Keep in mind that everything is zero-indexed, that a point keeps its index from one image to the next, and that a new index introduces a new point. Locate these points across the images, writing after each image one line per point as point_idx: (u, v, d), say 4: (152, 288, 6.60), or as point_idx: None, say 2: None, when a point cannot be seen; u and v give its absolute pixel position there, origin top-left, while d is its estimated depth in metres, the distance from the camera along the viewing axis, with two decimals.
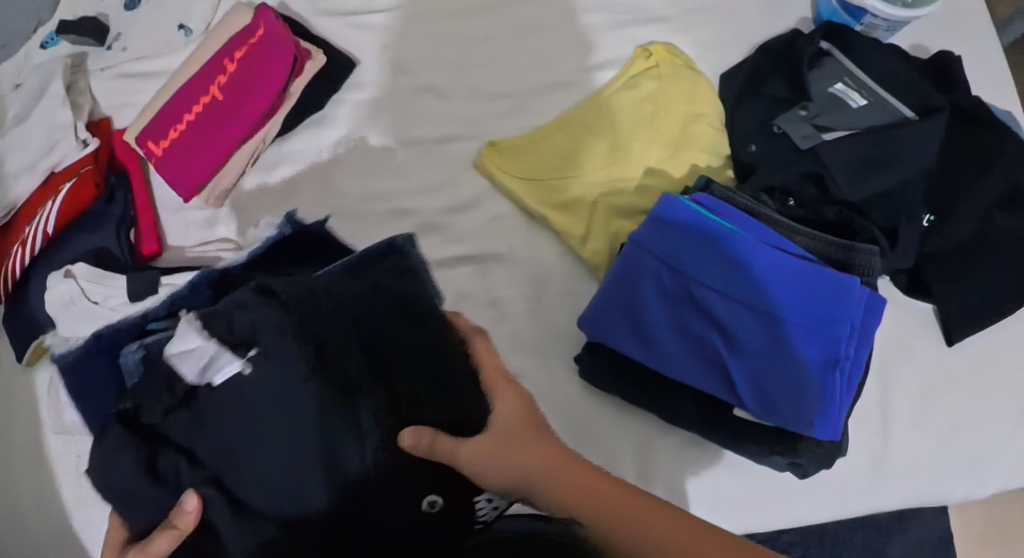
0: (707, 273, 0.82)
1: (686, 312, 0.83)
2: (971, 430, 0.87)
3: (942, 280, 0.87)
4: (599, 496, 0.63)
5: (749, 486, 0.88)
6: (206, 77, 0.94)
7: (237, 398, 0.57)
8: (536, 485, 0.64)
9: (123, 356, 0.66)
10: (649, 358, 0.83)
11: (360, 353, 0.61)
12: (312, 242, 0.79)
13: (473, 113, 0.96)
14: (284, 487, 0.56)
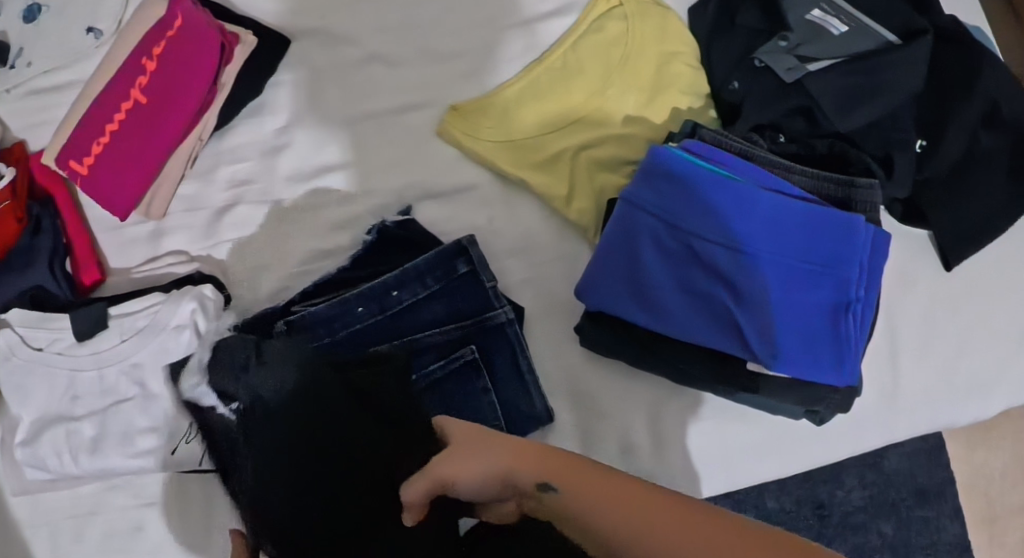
0: (705, 221, 0.77)
1: (686, 267, 0.78)
2: (976, 350, 0.86)
3: (936, 205, 0.85)
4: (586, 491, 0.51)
5: (769, 436, 0.84)
6: (124, 78, 0.82)
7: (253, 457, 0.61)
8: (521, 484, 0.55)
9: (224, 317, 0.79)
10: (653, 320, 0.78)
11: (429, 342, 0.78)
12: (399, 245, 0.83)
13: (429, 77, 0.88)
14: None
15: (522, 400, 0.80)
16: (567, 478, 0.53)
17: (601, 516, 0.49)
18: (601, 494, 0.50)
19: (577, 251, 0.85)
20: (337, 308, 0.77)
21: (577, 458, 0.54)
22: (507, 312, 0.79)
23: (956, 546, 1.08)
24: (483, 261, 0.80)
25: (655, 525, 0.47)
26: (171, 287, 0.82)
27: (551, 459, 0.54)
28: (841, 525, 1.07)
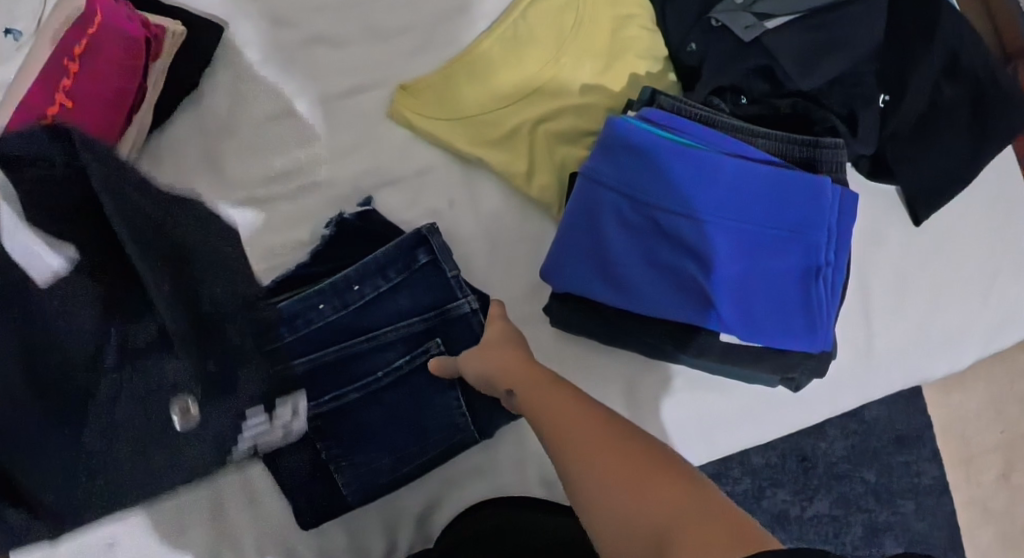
0: (669, 193, 0.74)
1: (652, 241, 0.75)
2: (948, 300, 0.86)
3: (905, 160, 0.83)
4: (551, 398, 0.58)
5: (746, 404, 0.83)
6: (44, 80, 0.71)
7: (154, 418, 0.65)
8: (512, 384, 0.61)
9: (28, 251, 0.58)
10: (622, 296, 0.75)
11: (395, 336, 0.76)
12: (363, 238, 0.79)
13: (376, 55, 0.84)
14: (331, 425, 0.74)
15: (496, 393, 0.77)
16: (535, 393, 0.59)
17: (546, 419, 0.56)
18: (558, 411, 0.56)
19: (541, 229, 0.83)
20: (296, 307, 0.73)
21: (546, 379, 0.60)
22: (470, 304, 0.77)
23: (936, 488, 1.09)
24: (445, 249, 0.77)
25: (589, 440, 0.53)
26: None
27: (533, 377, 0.60)
28: (826, 476, 1.07)
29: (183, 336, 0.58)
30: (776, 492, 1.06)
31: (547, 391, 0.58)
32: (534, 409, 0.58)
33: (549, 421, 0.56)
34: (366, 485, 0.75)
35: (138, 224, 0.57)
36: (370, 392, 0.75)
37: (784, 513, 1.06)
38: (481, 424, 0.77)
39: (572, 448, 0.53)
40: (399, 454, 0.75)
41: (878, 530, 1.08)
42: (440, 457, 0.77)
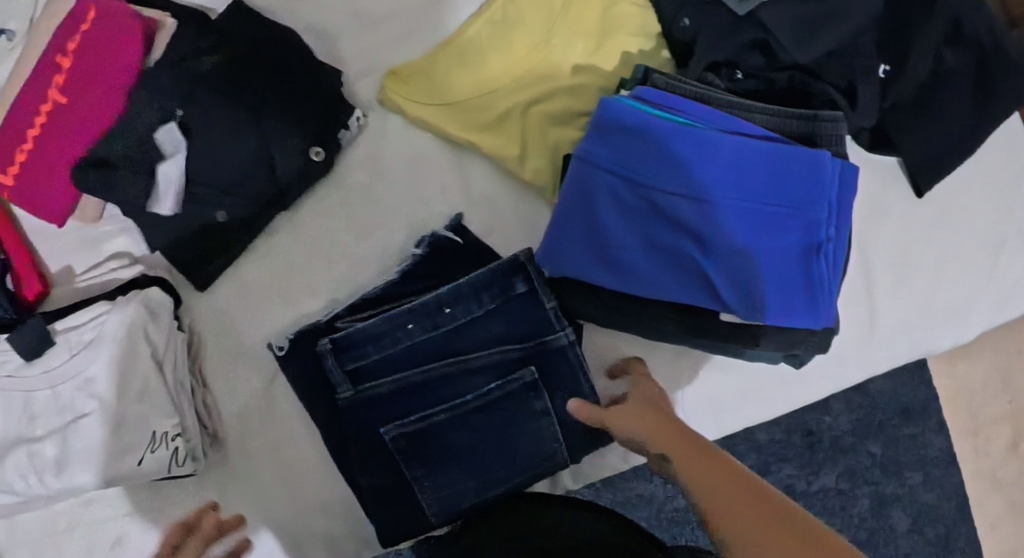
0: (665, 171, 0.73)
1: (649, 221, 0.74)
2: (953, 275, 0.85)
3: (904, 130, 0.82)
4: (698, 464, 0.58)
5: (752, 383, 0.83)
6: (40, 79, 0.77)
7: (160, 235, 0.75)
8: (657, 443, 0.62)
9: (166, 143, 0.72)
10: (620, 278, 0.74)
11: (488, 361, 0.76)
12: (456, 258, 0.78)
13: (363, 42, 0.82)
14: (419, 445, 0.76)
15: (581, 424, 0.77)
16: (682, 456, 0.59)
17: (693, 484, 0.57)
18: (713, 475, 0.56)
19: (535, 213, 0.81)
20: (386, 325, 0.75)
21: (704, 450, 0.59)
22: (569, 336, 0.76)
23: (943, 459, 1.08)
24: (542, 278, 0.76)
25: (742, 510, 0.53)
26: (114, 294, 0.79)
27: (679, 441, 0.61)
28: (831, 450, 1.06)
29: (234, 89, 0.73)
30: (782, 467, 1.06)
31: (685, 445, 0.60)
32: (696, 480, 0.57)
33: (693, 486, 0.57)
34: (448, 505, 0.77)
35: (203, 52, 0.73)
36: (460, 415, 0.76)
37: (790, 487, 1.06)
38: (570, 449, 0.78)
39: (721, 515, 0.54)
40: (483, 479, 0.77)
41: (886, 502, 1.08)
42: (524, 482, 0.78)
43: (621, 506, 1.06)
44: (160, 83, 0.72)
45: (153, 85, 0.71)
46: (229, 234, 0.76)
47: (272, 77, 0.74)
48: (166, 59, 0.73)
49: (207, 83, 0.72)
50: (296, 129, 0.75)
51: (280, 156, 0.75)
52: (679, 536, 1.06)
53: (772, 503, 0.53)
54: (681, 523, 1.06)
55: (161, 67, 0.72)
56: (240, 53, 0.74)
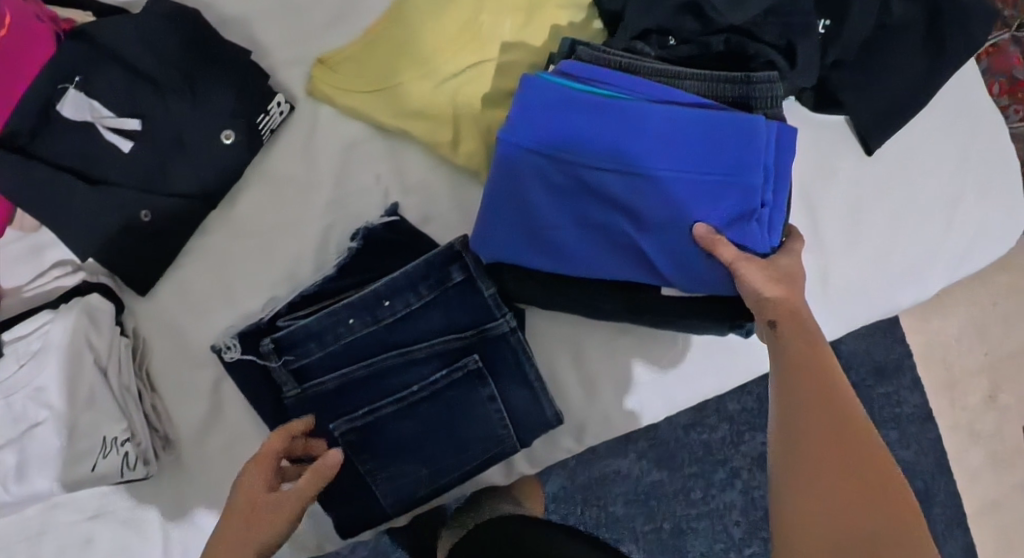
0: (590, 147, 0.71)
1: (580, 199, 0.72)
2: (909, 231, 0.83)
3: (852, 87, 0.79)
4: (811, 360, 0.63)
5: (709, 359, 0.81)
6: None
7: (99, 239, 0.76)
8: (791, 323, 0.66)
9: (118, 122, 0.77)
10: (554, 257, 0.73)
11: (430, 352, 0.75)
12: (392, 249, 0.77)
13: (291, 33, 0.80)
14: (368, 438, 0.76)
15: (531, 408, 0.76)
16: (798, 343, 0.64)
17: (791, 374, 0.63)
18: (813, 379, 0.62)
19: (472, 198, 0.80)
20: (325, 322, 0.74)
21: (813, 353, 0.63)
22: (509, 322, 0.75)
23: (919, 415, 1.07)
24: (480, 265, 0.75)
25: (818, 420, 0.60)
26: (58, 303, 0.78)
27: (802, 332, 0.65)
28: None
29: (164, 81, 0.77)
30: (755, 435, 1.09)
31: (806, 341, 0.64)
32: (801, 359, 0.63)
33: (793, 365, 0.63)
34: (403, 496, 0.77)
35: (130, 46, 0.76)
36: (406, 406, 0.75)
37: (764, 454, 1.08)
38: (519, 434, 0.77)
39: (803, 413, 0.60)
40: (432, 469, 0.76)
41: None
42: (476, 469, 0.77)
43: (598, 484, 1.06)
44: (100, 77, 0.76)
45: (84, 75, 0.75)
46: (169, 231, 0.78)
47: (196, 61, 0.77)
48: (99, 59, 0.76)
49: (141, 79, 0.77)
50: (220, 114, 0.77)
51: (207, 146, 0.77)
52: (656, 509, 1.07)
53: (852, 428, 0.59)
54: (656, 497, 1.07)
55: (86, 61, 0.75)
56: (168, 47, 0.76)
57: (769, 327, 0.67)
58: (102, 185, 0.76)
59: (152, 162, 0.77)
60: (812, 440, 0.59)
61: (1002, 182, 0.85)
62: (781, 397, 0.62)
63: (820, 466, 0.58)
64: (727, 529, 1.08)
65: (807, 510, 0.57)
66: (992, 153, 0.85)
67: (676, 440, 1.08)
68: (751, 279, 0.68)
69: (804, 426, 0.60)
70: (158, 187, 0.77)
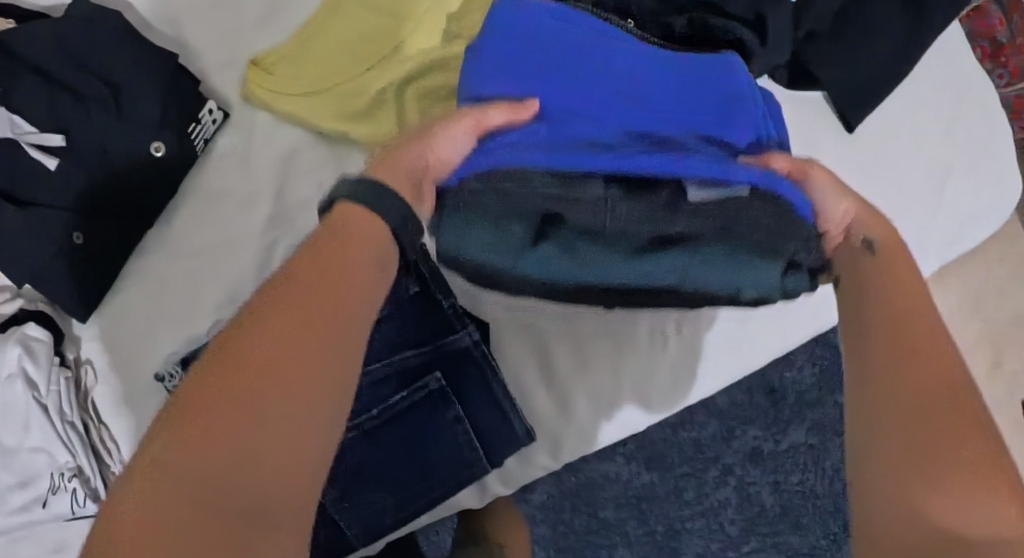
0: (566, 63, 0.58)
1: (569, 112, 0.57)
2: (900, 208, 0.77)
3: (825, 61, 0.72)
4: (902, 312, 0.49)
5: (689, 358, 0.76)
6: None
7: (29, 266, 0.72)
8: (880, 269, 0.51)
9: (39, 137, 0.71)
10: (540, 159, 0.54)
11: (387, 372, 0.69)
12: None
13: (225, 32, 0.77)
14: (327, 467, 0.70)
15: (500, 425, 0.72)
16: (890, 292, 0.50)
17: (875, 331, 0.49)
18: (904, 336, 0.47)
19: None
20: None
21: (906, 304, 0.49)
22: (472, 336, 0.70)
23: None
24: (437, 277, 0.68)
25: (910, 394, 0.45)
26: None
27: (894, 279, 0.51)
28: (795, 406, 1.05)
29: (88, 90, 0.73)
30: (746, 429, 1.05)
31: (900, 288, 0.50)
32: (889, 311, 0.49)
33: (884, 319, 0.49)
34: (371, 525, 0.72)
35: (51, 54, 0.72)
36: (366, 430, 0.70)
37: (755, 449, 1.04)
38: (490, 453, 0.72)
39: (887, 381, 0.46)
40: (399, 495, 0.72)
41: None
42: (447, 492, 0.73)
43: (587, 489, 1.03)
44: (19, 88, 0.71)
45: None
46: (104, 253, 0.74)
47: (123, 69, 0.73)
48: (17, 70, 0.71)
49: (62, 91, 0.72)
50: (149, 122, 0.73)
51: (139, 156, 0.74)
52: (648, 511, 1.04)
53: (948, 397, 0.45)
54: (648, 500, 1.04)
55: (2, 72, 0.71)
56: (94, 55, 0.73)
57: (861, 247, 0.53)
58: (28, 203, 0.72)
59: (79, 176, 0.72)
60: (896, 417, 0.45)
61: (993, 156, 0.79)
62: (860, 367, 0.48)
63: (906, 454, 0.44)
64: (722, 527, 1.04)
65: (880, 502, 0.44)
66: (981, 125, 0.79)
67: (664, 439, 1.04)
68: (818, 188, 0.55)
69: (884, 405, 0.46)
70: (88, 202, 0.73)
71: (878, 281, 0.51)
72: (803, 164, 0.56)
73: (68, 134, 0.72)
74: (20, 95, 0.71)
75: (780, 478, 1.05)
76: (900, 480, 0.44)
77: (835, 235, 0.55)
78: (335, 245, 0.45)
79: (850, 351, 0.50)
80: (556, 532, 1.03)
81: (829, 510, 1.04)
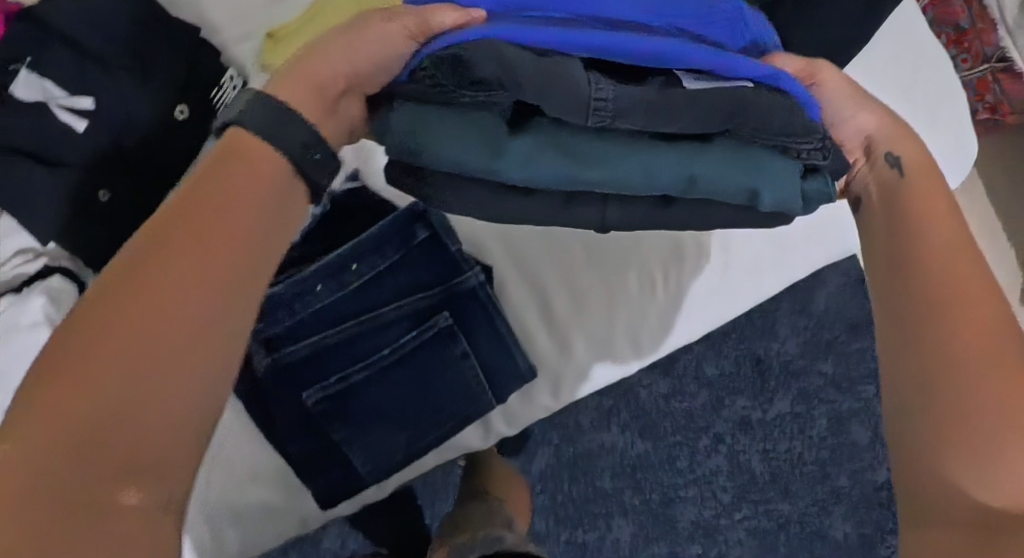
0: None
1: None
2: None
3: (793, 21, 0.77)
4: (946, 251, 0.46)
5: (680, 305, 0.81)
6: None
7: (49, 221, 0.75)
8: (917, 211, 0.49)
9: (69, 101, 0.77)
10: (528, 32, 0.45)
11: (398, 314, 0.74)
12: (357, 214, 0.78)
13: (245, 9, 0.83)
14: (342, 406, 0.74)
15: (506, 363, 0.76)
16: (931, 230, 0.48)
17: (917, 271, 0.46)
18: (951, 275, 0.45)
19: None
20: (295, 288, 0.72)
21: (949, 243, 0.47)
22: (478, 276, 0.75)
23: None
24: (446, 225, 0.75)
25: (965, 337, 0.43)
26: (19, 286, 0.76)
27: (933, 217, 0.49)
28: (782, 376, 1.10)
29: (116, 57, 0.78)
30: (735, 399, 1.09)
31: (942, 227, 0.48)
32: (927, 249, 0.47)
33: (925, 257, 0.47)
34: (382, 463, 0.77)
35: (82, 25, 0.77)
36: (379, 368, 0.74)
37: (745, 418, 1.09)
38: (496, 391, 0.77)
39: (938, 322, 0.44)
40: (408, 433, 0.76)
41: (843, 419, 1.09)
42: (454, 429, 0.78)
43: (584, 459, 1.07)
44: (51, 55, 0.77)
45: (32, 52, 0.76)
46: (132, 209, 0.79)
47: (150, 39, 0.79)
48: (51, 39, 0.77)
49: (92, 58, 0.78)
50: (172, 87, 0.80)
51: (163, 117, 0.80)
52: (644, 480, 1.07)
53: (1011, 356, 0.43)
54: (643, 468, 1.07)
55: (37, 41, 0.77)
56: (122, 26, 0.79)
57: (886, 163, 0.53)
58: (55, 162, 0.77)
59: (105, 137, 0.78)
60: (951, 364, 0.43)
61: (951, 113, 0.86)
62: (903, 307, 0.46)
63: (966, 402, 0.42)
64: (714, 495, 1.07)
65: (936, 453, 0.42)
66: (938, 88, 0.86)
67: (658, 409, 1.08)
68: (826, 96, 0.54)
69: (934, 350, 0.44)
70: (113, 160, 0.78)
71: (917, 220, 0.49)
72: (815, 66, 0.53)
73: (97, 97, 0.77)
74: (52, 61, 0.76)
75: (769, 447, 1.08)
76: (958, 429, 0.42)
77: (852, 150, 0.55)
78: (233, 184, 0.43)
79: (888, 292, 0.47)
80: (555, 502, 1.06)
81: (817, 477, 1.07)
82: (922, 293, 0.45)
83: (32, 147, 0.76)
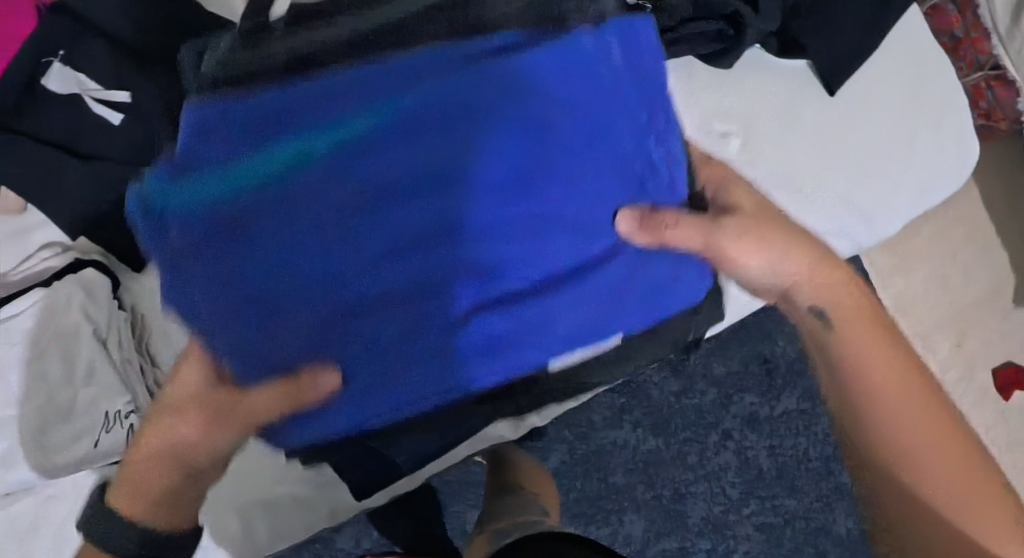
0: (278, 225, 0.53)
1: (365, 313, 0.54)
2: (874, 166, 0.89)
3: (811, 31, 0.83)
4: (901, 390, 0.58)
5: None
6: None
7: (83, 209, 0.78)
8: (862, 351, 0.60)
9: (104, 92, 0.77)
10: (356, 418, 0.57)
11: None
12: None
13: None
14: None
15: None
16: (879, 373, 0.59)
17: (878, 411, 0.59)
18: (903, 404, 0.58)
19: None
20: None
21: (894, 383, 0.58)
22: None
23: None
24: None
25: (931, 462, 0.57)
26: (51, 280, 0.77)
27: (876, 354, 0.60)
28: (788, 375, 1.12)
29: None
30: (743, 396, 1.12)
31: (889, 364, 0.59)
32: (876, 391, 0.59)
33: (879, 400, 0.59)
34: (418, 457, 0.76)
35: None
36: None
37: (753, 414, 1.11)
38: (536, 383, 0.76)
39: (904, 452, 0.58)
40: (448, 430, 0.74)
41: None
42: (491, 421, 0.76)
43: (598, 455, 1.08)
44: (82, 47, 0.77)
45: None
46: None
47: None
48: None
49: None
50: None
51: None
52: (655, 475, 1.09)
53: (963, 461, 0.58)
54: (655, 464, 1.09)
55: None
56: None
57: (815, 314, 0.62)
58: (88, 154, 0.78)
59: (135, 128, 0.78)
60: (922, 481, 0.58)
61: (952, 121, 0.91)
62: (873, 436, 0.59)
63: (938, 505, 0.57)
64: (723, 491, 1.10)
65: (927, 542, 0.58)
66: (941, 95, 0.90)
67: (669, 406, 1.10)
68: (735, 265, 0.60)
69: (909, 473, 0.58)
70: (143, 151, 0.78)
71: (861, 358, 0.60)
72: (652, 232, 0.57)
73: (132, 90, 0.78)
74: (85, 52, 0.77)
75: (776, 443, 1.11)
76: (940, 520, 0.58)
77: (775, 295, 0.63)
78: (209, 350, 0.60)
79: (855, 423, 0.61)
80: (569, 499, 1.07)
81: (821, 473, 1.11)
82: (883, 424, 0.59)
83: (68, 140, 0.78)
